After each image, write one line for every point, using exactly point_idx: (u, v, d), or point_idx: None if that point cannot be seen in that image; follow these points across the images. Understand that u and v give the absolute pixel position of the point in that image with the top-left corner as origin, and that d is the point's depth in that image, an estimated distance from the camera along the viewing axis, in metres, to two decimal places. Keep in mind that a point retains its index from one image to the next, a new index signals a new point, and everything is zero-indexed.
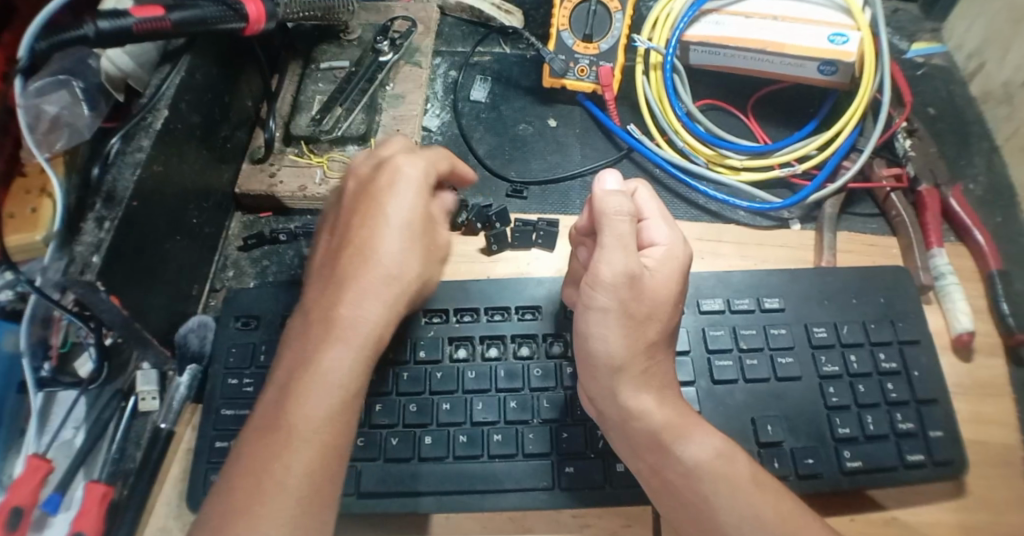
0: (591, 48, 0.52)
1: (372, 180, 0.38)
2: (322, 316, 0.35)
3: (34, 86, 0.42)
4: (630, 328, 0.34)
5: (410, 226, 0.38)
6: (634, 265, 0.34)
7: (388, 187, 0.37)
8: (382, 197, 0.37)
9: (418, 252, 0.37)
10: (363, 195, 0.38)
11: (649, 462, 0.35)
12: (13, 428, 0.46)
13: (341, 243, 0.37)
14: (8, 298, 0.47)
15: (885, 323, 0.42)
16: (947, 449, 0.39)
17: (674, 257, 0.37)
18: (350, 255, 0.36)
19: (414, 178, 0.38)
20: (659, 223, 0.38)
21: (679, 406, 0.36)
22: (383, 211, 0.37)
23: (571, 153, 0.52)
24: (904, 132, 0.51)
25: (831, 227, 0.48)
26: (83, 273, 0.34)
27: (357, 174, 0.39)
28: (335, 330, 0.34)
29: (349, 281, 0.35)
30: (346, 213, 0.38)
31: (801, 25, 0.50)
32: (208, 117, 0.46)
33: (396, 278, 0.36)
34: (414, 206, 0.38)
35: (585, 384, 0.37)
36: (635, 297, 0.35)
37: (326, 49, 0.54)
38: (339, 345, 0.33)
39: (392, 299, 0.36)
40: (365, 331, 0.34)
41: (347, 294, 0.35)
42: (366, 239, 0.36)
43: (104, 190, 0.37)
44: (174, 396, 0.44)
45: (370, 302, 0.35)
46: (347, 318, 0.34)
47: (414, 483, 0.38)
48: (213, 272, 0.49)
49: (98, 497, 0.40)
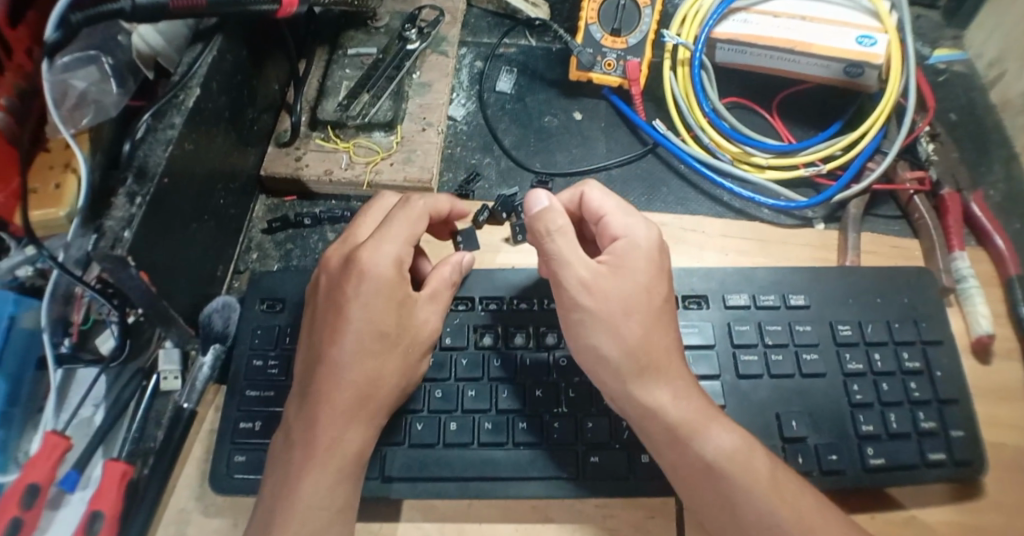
0: (620, 43, 0.52)
1: (340, 285, 0.37)
2: (299, 435, 0.35)
3: (63, 63, 0.43)
4: (610, 329, 0.35)
5: (382, 332, 0.37)
6: (585, 273, 0.36)
7: (356, 294, 0.36)
8: (350, 304, 0.36)
9: (389, 358, 0.37)
10: (334, 298, 0.37)
11: (668, 459, 0.34)
12: (30, 405, 0.46)
13: (313, 356, 0.37)
14: (27, 273, 0.48)
15: (909, 322, 0.42)
16: (968, 450, 0.39)
17: (636, 246, 0.37)
18: (322, 369, 0.36)
19: (381, 279, 0.37)
20: (617, 216, 0.39)
21: (697, 401, 0.35)
22: (349, 322, 0.36)
23: (596, 146, 0.52)
24: (926, 136, 0.52)
25: (856, 227, 0.48)
26: (114, 248, 0.34)
27: (329, 271, 0.39)
28: (311, 452, 0.35)
29: (320, 401, 0.36)
30: (318, 321, 0.38)
31: (829, 26, 0.50)
32: (235, 98, 0.45)
33: (368, 390, 0.36)
34: (379, 309, 0.37)
35: (600, 381, 0.36)
36: (599, 301, 0.36)
37: (352, 36, 0.53)
38: (315, 465, 0.35)
39: (367, 413, 0.36)
40: (338, 449, 0.35)
41: (319, 415, 0.35)
42: (333, 354, 0.36)
43: (136, 165, 0.37)
44: (198, 376, 0.44)
45: (343, 422, 0.35)
46: (324, 440, 0.35)
47: (438, 467, 0.38)
48: (237, 253, 0.49)
49: (118, 476, 0.39)
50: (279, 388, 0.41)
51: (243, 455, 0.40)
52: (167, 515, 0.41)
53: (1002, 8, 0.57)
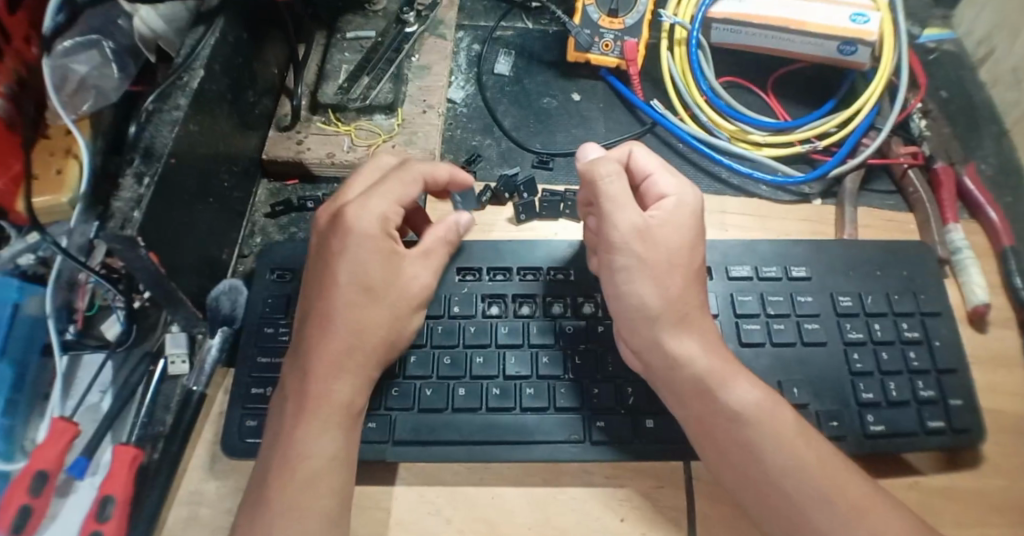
0: (617, 24, 0.53)
1: (328, 241, 0.38)
2: (292, 387, 0.36)
3: (63, 48, 0.44)
4: (656, 278, 0.37)
5: (370, 286, 0.37)
6: (638, 220, 0.38)
7: (342, 248, 0.37)
8: (337, 259, 0.37)
9: (378, 312, 0.37)
10: (323, 254, 0.38)
11: (694, 408, 0.36)
12: (35, 392, 0.46)
13: (305, 313, 0.38)
14: (29, 262, 0.47)
15: (908, 295, 0.44)
16: (965, 418, 0.40)
17: (685, 204, 0.39)
18: (311, 323, 0.37)
19: (366, 234, 0.37)
20: (664, 176, 0.40)
21: (724, 355, 0.37)
22: (337, 277, 0.37)
23: (596, 126, 0.53)
24: (919, 113, 0.53)
25: (852, 201, 0.49)
26: (124, 228, 0.34)
27: (319, 227, 0.39)
28: (303, 403, 0.36)
29: (312, 354, 0.36)
30: (310, 278, 0.39)
31: (823, 5, 0.51)
32: (236, 81, 0.45)
33: (358, 343, 0.37)
34: (366, 264, 0.37)
35: (630, 335, 0.38)
36: (648, 249, 0.37)
37: (350, 19, 0.53)
38: (308, 415, 0.35)
39: (358, 367, 0.37)
40: (328, 400, 0.36)
41: (310, 367, 0.36)
42: (323, 308, 0.37)
43: (143, 146, 0.37)
44: (205, 358, 0.44)
45: (333, 374, 0.36)
46: (315, 390, 0.36)
47: (448, 432, 0.39)
48: (240, 238, 0.49)
49: (128, 460, 0.39)
50: None
51: (255, 420, 0.41)
52: (180, 497, 0.41)
53: None
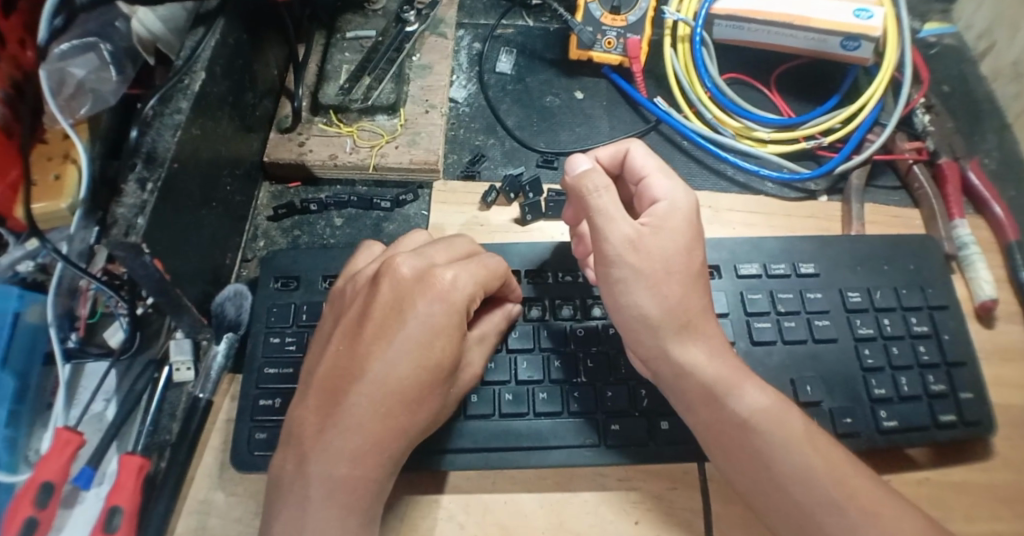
0: (619, 21, 0.52)
1: (408, 308, 0.35)
2: (324, 469, 0.32)
3: (60, 51, 0.43)
4: (654, 287, 0.36)
5: (436, 372, 0.35)
6: (630, 232, 0.37)
7: (427, 322, 0.34)
8: (415, 329, 0.34)
9: (434, 400, 0.35)
10: (399, 321, 0.34)
11: (704, 416, 0.36)
12: (39, 401, 0.46)
13: (348, 383, 0.34)
14: (28, 269, 0.47)
15: (915, 289, 0.44)
16: (976, 410, 0.41)
17: (678, 208, 0.39)
18: (361, 399, 0.33)
19: (455, 314, 0.35)
20: (659, 179, 0.40)
21: (733, 361, 0.37)
22: (409, 357, 0.34)
23: (599, 125, 0.53)
24: (922, 108, 0.54)
25: (858, 197, 0.49)
26: (128, 236, 0.34)
27: (395, 278, 0.35)
28: (337, 491, 0.32)
29: (357, 438, 0.33)
30: (364, 341, 0.34)
31: (826, 1, 0.51)
32: (237, 83, 0.45)
33: (403, 430, 0.34)
34: (442, 346, 0.35)
35: (635, 344, 0.38)
36: (643, 259, 0.37)
37: (350, 19, 0.53)
38: (341, 507, 0.32)
39: (398, 452, 0.34)
40: (361, 486, 0.33)
41: (354, 453, 0.33)
42: (379, 386, 0.34)
43: (145, 151, 0.37)
44: (212, 366, 0.44)
45: (370, 459, 0.33)
46: (352, 476, 0.33)
47: (462, 438, 0.40)
48: (243, 242, 0.48)
49: (135, 469, 0.39)
50: (297, 364, 0.42)
51: (263, 433, 0.41)
52: (189, 506, 0.41)
53: None
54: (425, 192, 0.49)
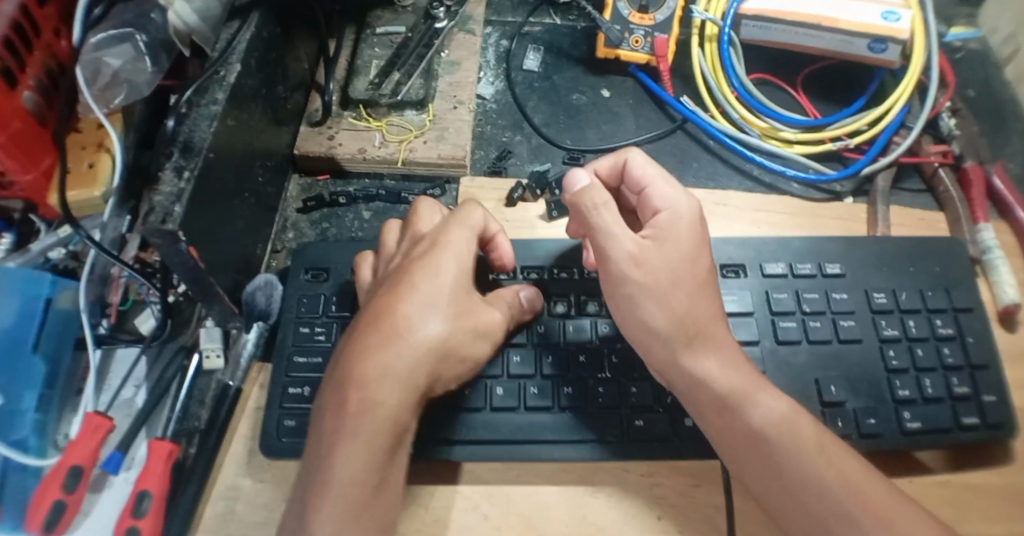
0: (647, 20, 0.52)
1: (405, 256, 0.39)
2: (343, 392, 0.34)
3: (95, 41, 0.44)
4: (660, 301, 0.37)
5: (433, 300, 0.37)
6: (632, 247, 0.38)
7: (418, 260, 0.39)
8: (412, 269, 0.38)
9: (436, 323, 0.37)
10: (401, 267, 0.39)
11: (716, 426, 0.37)
12: (70, 387, 0.46)
13: (361, 320, 0.37)
14: (60, 256, 0.48)
15: (941, 291, 0.44)
16: (999, 413, 0.41)
17: (680, 217, 0.39)
18: (366, 328, 0.36)
19: (445, 252, 0.39)
20: (660, 188, 0.40)
21: (745, 371, 0.37)
22: (407, 288, 0.37)
23: (626, 123, 0.53)
24: (947, 112, 0.54)
25: (884, 200, 0.49)
26: (165, 222, 0.35)
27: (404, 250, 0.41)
28: (354, 411, 0.34)
29: (364, 359, 0.35)
30: (377, 289, 0.39)
31: (855, 3, 0.51)
32: (270, 75, 0.46)
33: (409, 353, 0.35)
34: (438, 278, 0.38)
35: (649, 354, 0.39)
36: (648, 273, 0.37)
37: (380, 16, 0.54)
38: (349, 427, 0.33)
39: (409, 376, 0.35)
40: (374, 411, 0.34)
41: (358, 375, 0.34)
42: (382, 315, 0.36)
43: (181, 141, 0.38)
44: (241, 353, 0.44)
45: (387, 382, 0.34)
46: (369, 399, 0.34)
47: (488, 431, 0.40)
48: (274, 233, 0.49)
49: (164, 454, 0.40)
50: (326, 354, 0.43)
51: (292, 420, 0.41)
52: (217, 491, 0.42)
53: None
54: (452, 187, 0.50)
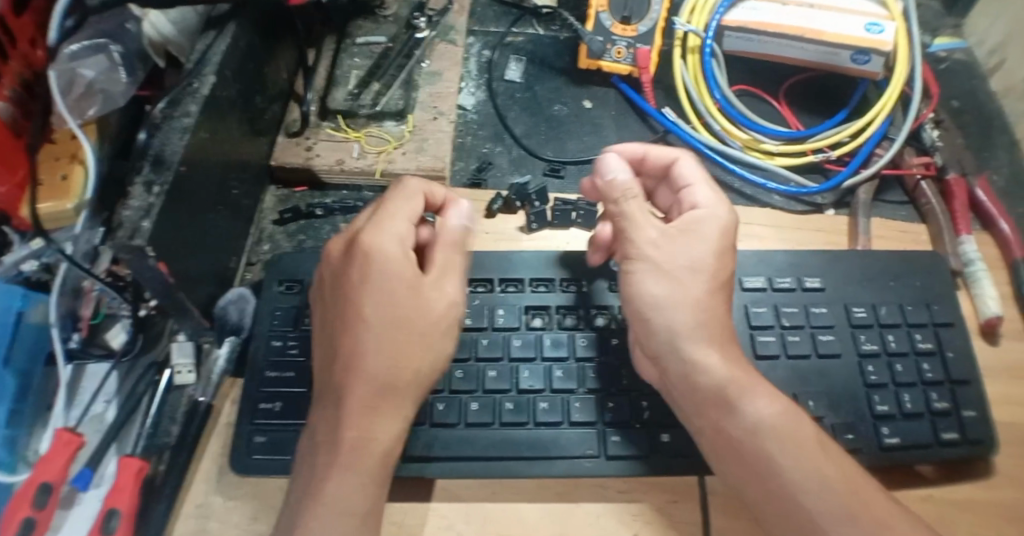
0: (630, 31, 0.52)
1: (345, 276, 0.37)
2: (325, 436, 0.35)
3: (70, 50, 0.42)
4: (673, 281, 0.37)
5: (393, 323, 0.36)
6: (658, 233, 0.38)
7: (364, 279, 0.37)
8: (361, 292, 0.36)
9: (407, 344, 0.36)
10: (349, 289, 0.37)
11: (712, 419, 0.35)
12: (39, 402, 0.46)
13: (331, 354, 0.37)
14: (32, 268, 0.47)
15: (921, 306, 0.44)
16: (979, 428, 0.41)
17: (714, 216, 0.39)
18: (340, 365, 0.36)
19: (388, 265, 0.37)
20: (702, 187, 0.40)
21: (743, 367, 0.36)
22: (365, 317, 0.36)
23: (608, 134, 0.52)
24: (930, 123, 0.53)
25: (866, 212, 0.49)
26: (133, 238, 0.34)
27: (332, 264, 0.38)
28: (336, 453, 0.34)
29: (342, 398, 0.35)
30: (332, 315, 0.38)
31: (838, 15, 0.51)
32: (247, 86, 0.45)
33: (387, 384, 0.36)
34: (391, 300, 0.36)
35: (644, 333, 0.38)
36: (667, 256, 0.38)
37: (361, 25, 0.54)
38: (338, 467, 0.34)
39: (392, 406, 0.36)
40: (364, 446, 0.35)
41: (341, 415, 0.35)
42: (350, 351, 0.36)
43: (152, 154, 0.37)
44: (212, 369, 0.44)
45: (370, 418, 0.35)
46: (351, 440, 0.35)
47: (462, 448, 0.40)
48: (248, 246, 0.48)
49: (134, 472, 0.39)
50: (299, 369, 0.42)
51: (264, 436, 0.41)
52: (187, 509, 0.41)
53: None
54: None
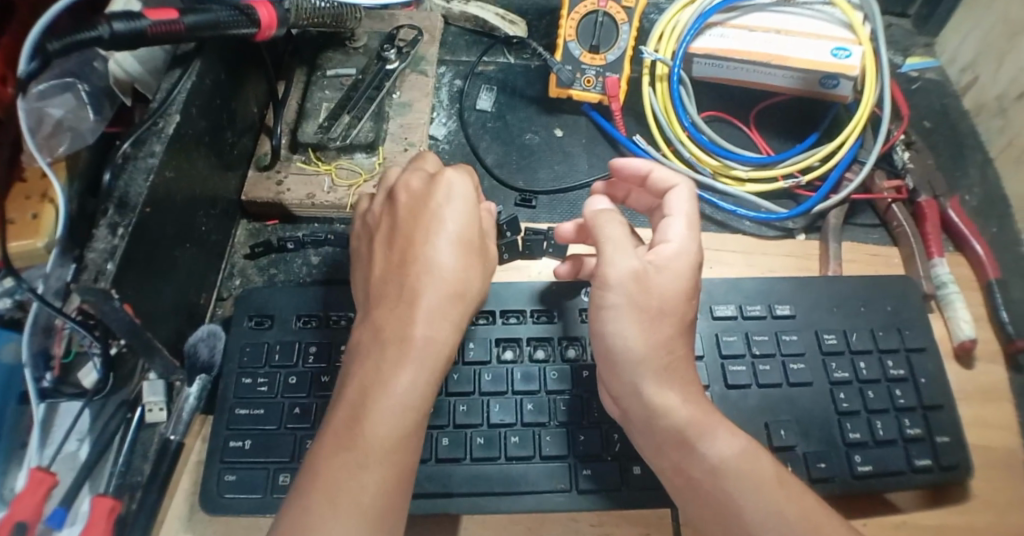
0: (598, 60, 0.53)
1: (427, 196, 0.38)
2: (397, 332, 0.34)
3: (39, 90, 0.44)
4: (645, 322, 0.36)
5: (468, 240, 0.37)
6: (634, 266, 0.37)
7: (448, 198, 0.37)
8: (443, 209, 0.37)
9: (478, 266, 0.37)
10: (429, 208, 0.37)
11: (673, 460, 0.36)
12: (14, 440, 0.46)
13: (402, 258, 0.36)
14: (6, 306, 0.46)
15: (892, 331, 0.44)
16: (952, 453, 0.41)
17: (689, 253, 0.38)
18: (416, 270, 0.35)
19: (470, 191, 0.38)
20: (682, 219, 0.39)
21: (704, 404, 0.37)
22: (447, 230, 0.37)
23: (578, 162, 0.53)
24: (902, 145, 0.53)
25: (836, 237, 0.49)
26: (97, 281, 0.34)
27: (409, 187, 0.38)
28: (408, 348, 0.33)
29: (418, 299, 0.35)
30: (402, 228, 0.37)
31: (804, 40, 0.51)
32: (215, 123, 0.45)
33: (459, 294, 0.36)
34: (469, 221, 0.37)
35: (611, 371, 0.38)
36: (640, 293, 0.37)
37: (331, 57, 0.53)
38: (413, 358, 0.33)
39: (459, 317, 0.35)
40: (434, 348, 0.34)
41: (418, 312, 0.34)
42: (428, 255, 0.36)
43: (117, 196, 0.37)
44: (183, 407, 0.43)
45: (442, 323, 0.35)
46: (422, 338, 0.34)
47: (431, 485, 0.39)
48: (220, 280, 0.49)
49: (106, 511, 0.38)
50: (269, 405, 0.42)
51: (233, 475, 0.40)
52: None
53: (973, 13, 0.58)
54: None
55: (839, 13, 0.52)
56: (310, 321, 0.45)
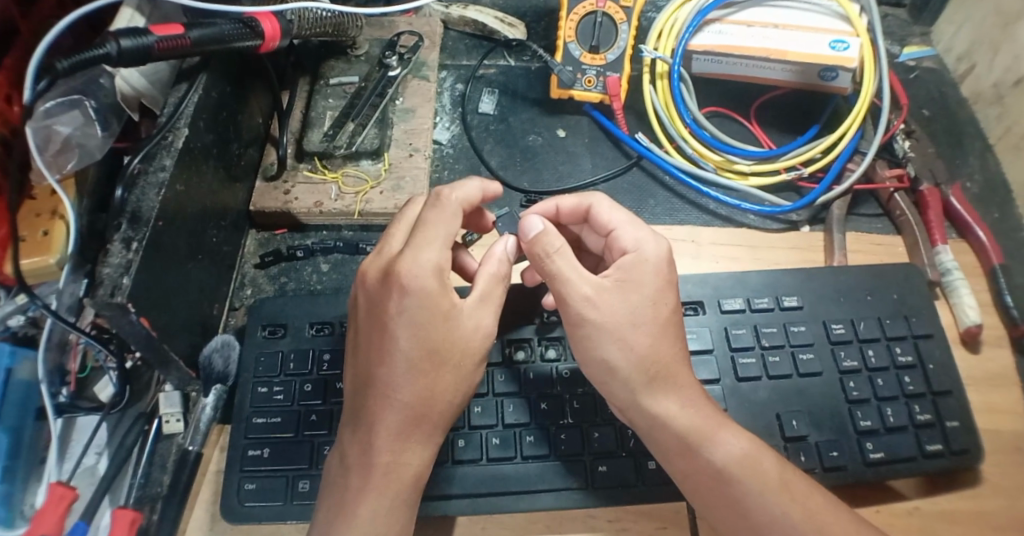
0: (598, 60, 0.53)
1: (383, 305, 0.35)
2: (358, 459, 0.35)
3: (45, 108, 0.43)
4: (620, 340, 0.37)
5: (428, 353, 0.35)
6: (590, 288, 0.37)
7: (400, 309, 0.34)
8: (393, 322, 0.35)
9: (441, 381, 0.35)
10: (383, 319, 0.35)
11: (680, 465, 0.37)
12: (33, 456, 0.46)
13: (366, 376, 0.36)
14: (19, 323, 0.46)
15: (899, 318, 0.45)
16: (961, 438, 0.41)
17: (645, 260, 0.39)
18: (374, 394, 0.35)
19: (427, 294, 0.35)
20: (626, 229, 0.40)
21: (703, 409, 0.38)
22: (398, 350, 0.34)
23: (582, 162, 0.54)
24: (902, 134, 0.53)
25: (840, 227, 0.50)
26: (114, 295, 0.34)
27: (367, 286, 0.37)
28: (369, 475, 0.34)
29: (377, 425, 0.35)
30: (365, 338, 0.36)
31: (803, 33, 0.51)
32: (222, 135, 0.46)
33: (420, 414, 0.35)
34: (427, 330, 0.35)
35: (611, 391, 0.38)
36: (605, 313, 0.37)
37: (333, 65, 0.54)
38: (375, 489, 0.34)
39: (426, 433, 0.36)
40: (396, 471, 0.35)
41: (377, 439, 0.35)
42: (384, 378, 0.35)
43: (129, 211, 0.37)
44: (200, 417, 0.44)
45: (408, 447, 0.35)
46: (384, 463, 0.35)
47: (446, 486, 0.40)
48: (231, 291, 0.49)
49: (128, 522, 0.39)
50: (286, 413, 0.42)
51: (253, 483, 0.41)
52: None
53: (966, 3, 0.59)
54: None
55: (836, 6, 0.53)
56: (323, 329, 0.46)
